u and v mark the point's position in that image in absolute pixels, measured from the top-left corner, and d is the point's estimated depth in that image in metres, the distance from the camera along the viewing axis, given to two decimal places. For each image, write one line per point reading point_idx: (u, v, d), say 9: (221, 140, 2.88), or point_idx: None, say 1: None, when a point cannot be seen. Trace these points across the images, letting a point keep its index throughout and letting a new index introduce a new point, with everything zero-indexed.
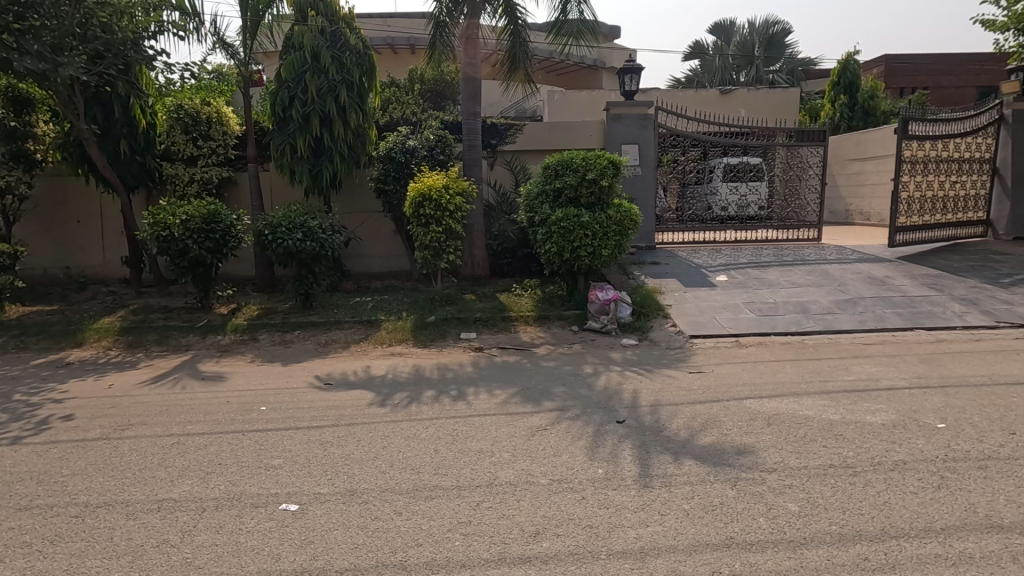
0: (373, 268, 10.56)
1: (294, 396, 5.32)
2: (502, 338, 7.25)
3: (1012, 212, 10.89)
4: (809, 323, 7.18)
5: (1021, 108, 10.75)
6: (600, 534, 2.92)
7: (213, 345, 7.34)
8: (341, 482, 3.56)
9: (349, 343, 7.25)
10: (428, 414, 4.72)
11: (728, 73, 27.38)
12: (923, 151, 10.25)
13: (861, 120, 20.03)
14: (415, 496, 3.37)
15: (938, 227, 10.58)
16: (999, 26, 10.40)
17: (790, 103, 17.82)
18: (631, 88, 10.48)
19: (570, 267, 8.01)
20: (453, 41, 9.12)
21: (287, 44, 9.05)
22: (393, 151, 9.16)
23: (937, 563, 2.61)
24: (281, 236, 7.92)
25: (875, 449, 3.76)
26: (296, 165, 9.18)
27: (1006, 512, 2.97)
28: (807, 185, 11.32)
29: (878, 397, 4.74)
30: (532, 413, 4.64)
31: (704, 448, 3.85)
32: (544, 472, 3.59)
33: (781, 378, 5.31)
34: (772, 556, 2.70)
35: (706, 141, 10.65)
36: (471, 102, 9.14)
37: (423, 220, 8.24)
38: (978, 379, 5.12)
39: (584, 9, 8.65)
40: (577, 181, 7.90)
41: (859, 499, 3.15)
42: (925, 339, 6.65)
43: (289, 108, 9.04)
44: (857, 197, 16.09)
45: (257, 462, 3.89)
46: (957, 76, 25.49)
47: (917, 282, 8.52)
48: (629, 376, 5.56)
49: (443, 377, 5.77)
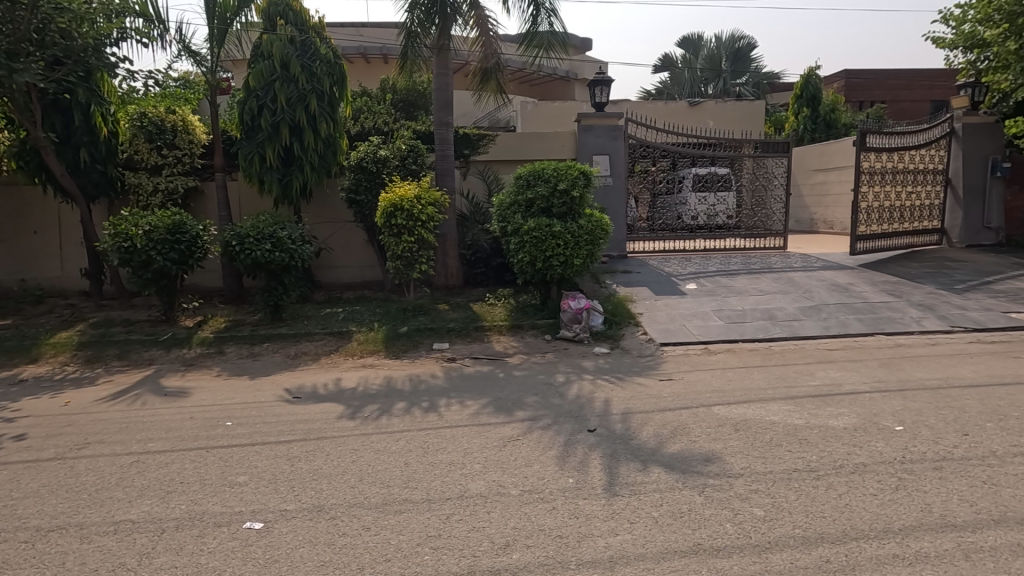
0: (344, 278, 10.44)
1: (261, 410, 5.21)
2: (474, 347, 7.24)
3: (964, 221, 11.38)
4: (775, 329, 7.35)
5: (970, 122, 11.30)
6: (570, 544, 2.93)
7: (178, 359, 7.15)
8: (309, 497, 3.49)
9: (319, 355, 7.14)
10: (399, 426, 4.67)
11: (697, 85, 28.11)
12: (880, 162, 10.65)
13: (824, 131, 20.74)
14: (384, 510, 3.33)
15: (896, 235, 11.00)
16: (946, 43, 10.92)
17: (756, 115, 18.26)
18: (602, 100, 10.64)
19: (543, 277, 8.06)
20: (424, 52, 9.05)
21: (256, 53, 8.95)
22: (364, 160, 9.09)
23: (895, 564, 2.69)
24: (249, 247, 7.77)
25: (837, 452, 3.86)
26: (265, 175, 9.06)
27: (959, 512, 3.08)
28: (773, 195, 11.61)
29: (841, 402, 4.87)
30: (503, 424, 4.63)
31: (673, 456, 3.90)
32: (515, 483, 3.59)
33: (749, 385, 5.41)
34: (738, 561, 2.74)
35: (675, 152, 10.86)
36: (444, 112, 9.16)
37: (395, 230, 8.20)
38: (934, 382, 5.31)
39: (554, 22, 8.79)
40: (548, 192, 7.97)
41: (821, 502, 3.24)
42: (885, 344, 6.88)
43: (258, 117, 8.93)
44: (821, 207, 16.59)
45: (222, 479, 3.79)
46: (914, 90, 26.58)
47: (878, 289, 8.81)
48: (601, 384, 5.61)
49: (415, 389, 5.71)
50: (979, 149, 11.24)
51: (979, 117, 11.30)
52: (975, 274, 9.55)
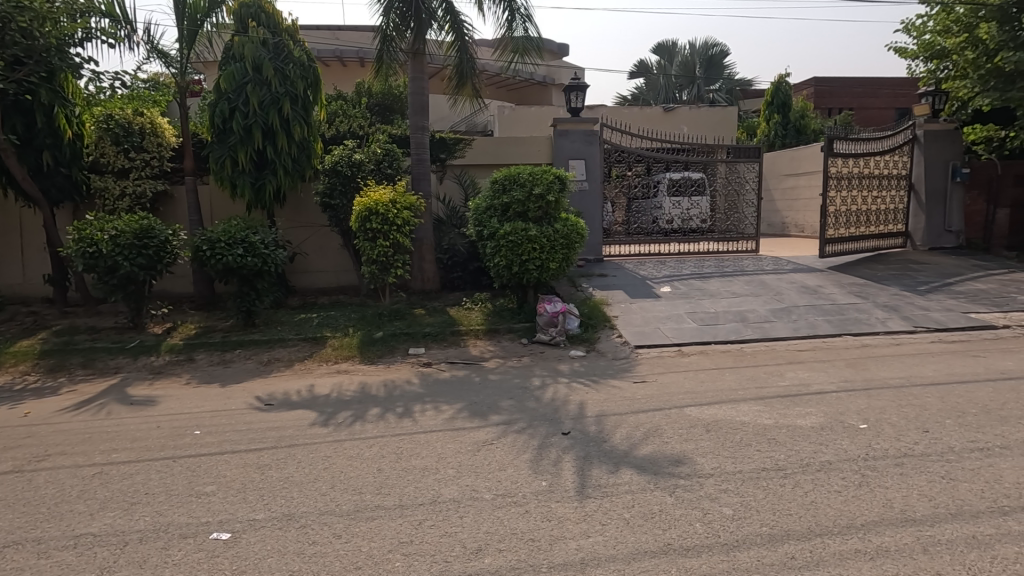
0: (319, 283, 10.31)
1: (231, 418, 5.11)
2: (451, 352, 7.21)
3: (927, 225, 11.75)
4: (747, 331, 7.49)
5: (931, 129, 11.63)
6: (542, 547, 2.94)
7: (145, 367, 6.97)
8: (278, 506, 3.44)
9: (293, 361, 7.05)
10: (373, 432, 4.63)
11: (672, 92, 28.60)
12: (847, 167, 10.94)
13: (794, 137, 21.28)
14: (356, 517, 3.30)
15: (863, 238, 11.32)
16: (909, 53, 11.32)
17: (728, 121, 18.60)
18: (577, 105, 10.74)
19: (519, 280, 8.08)
20: (400, 56, 9.00)
21: (227, 55, 8.82)
22: (339, 164, 9.02)
23: (857, 558, 2.76)
24: (220, 252, 7.62)
25: (805, 451, 3.95)
26: (237, 178, 8.91)
27: (919, 507, 3.18)
28: (745, 200, 11.82)
29: (809, 401, 4.98)
30: (477, 428, 4.63)
31: (645, 457, 3.95)
32: (488, 487, 3.59)
33: (720, 386, 5.50)
34: (707, 560, 2.78)
35: (649, 157, 10.99)
36: (419, 116, 9.14)
37: (370, 234, 8.13)
38: (897, 381, 5.48)
39: (529, 27, 8.84)
40: (524, 197, 8.00)
41: (788, 501, 3.30)
42: (852, 344, 7.06)
43: (230, 120, 8.80)
44: (792, 211, 16.97)
45: (188, 489, 3.70)
46: (881, 98, 27.42)
47: (846, 291, 9.05)
48: (576, 387, 5.64)
49: (390, 394, 5.67)
50: (939, 155, 11.61)
51: (940, 124, 11.65)
52: (936, 276, 9.87)
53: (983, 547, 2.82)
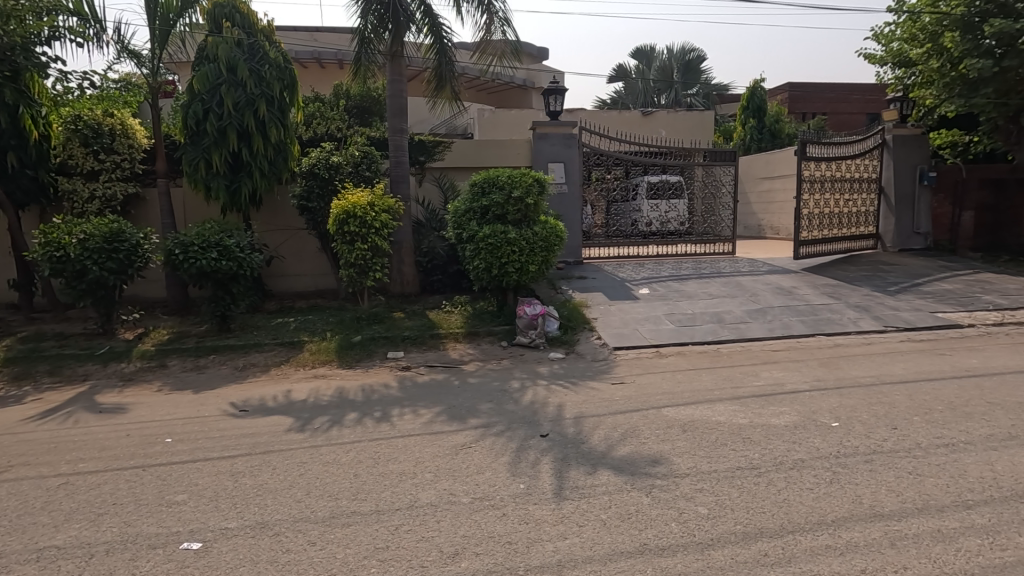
0: (297, 287, 10.19)
1: (204, 425, 5.01)
2: (430, 355, 7.18)
3: (896, 227, 12.07)
4: (723, 332, 7.59)
5: (899, 134, 11.96)
6: (519, 550, 2.93)
7: (115, 374, 6.80)
8: (252, 514, 3.38)
9: (269, 366, 6.94)
10: (350, 437, 4.58)
11: (650, 96, 28.95)
12: (820, 171, 11.19)
13: (769, 142, 21.71)
14: (331, 523, 3.26)
15: (836, 240, 11.58)
16: (877, 59, 11.59)
17: (706, 125, 18.85)
18: (556, 109, 10.79)
19: (498, 283, 8.07)
20: (378, 58, 8.98)
21: (201, 56, 8.67)
22: (316, 167, 8.93)
23: (827, 554, 2.81)
24: (193, 256, 7.47)
25: (778, 450, 4.01)
26: (211, 181, 8.77)
27: (887, 502, 3.26)
28: (722, 203, 11.97)
29: (783, 401, 5.06)
30: (455, 431, 4.61)
31: (622, 458, 3.98)
32: (466, 491, 3.57)
33: (697, 387, 5.56)
34: (682, 559, 2.81)
35: (627, 161, 11.07)
36: (398, 119, 9.10)
37: (348, 237, 8.06)
38: (868, 380, 5.60)
39: (507, 31, 8.85)
40: (503, 199, 8.01)
41: (762, 499, 3.35)
42: (825, 344, 7.21)
43: (204, 122, 8.65)
44: (768, 213, 17.27)
45: (159, 499, 3.62)
46: (853, 103, 28.09)
47: (819, 292, 9.23)
48: (555, 390, 5.65)
49: (368, 399, 5.62)
50: (907, 159, 11.95)
51: (907, 129, 11.99)
52: (906, 277, 10.13)
53: (948, 539, 2.90)
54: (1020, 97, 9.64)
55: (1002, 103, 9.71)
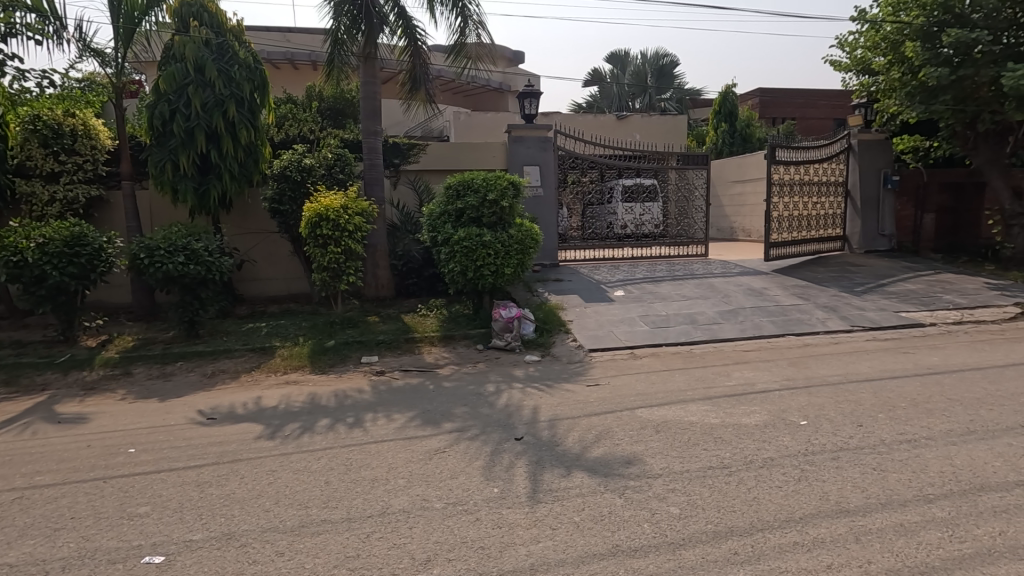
0: (268, 291, 10.00)
1: (169, 434, 4.87)
2: (405, 359, 7.12)
3: (862, 229, 12.39)
4: (696, 333, 7.70)
5: (864, 138, 12.29)
6: (492, 554, 2.91)
7: (76, 383, 6.57)
8: (217, 525, 3.29)
9: (239, 372, 6.79)
10: (321, 444, 4.50)
11: (625, 101, 29.41)
12: (788, 174, 11.45)
13: (741, 145, 22.13)
14: (300, 532, 3.19)
15: (805, 242, 11.86)
16: (843, 67, 11.91)
17: (679, 129, 19.15)
18: (531, 112, 10.84)
19: (474, 286, 8.04)
20: (351, 59, 8.86)
21: (167, 55, 8.46)
22: (288, 169, 8.78)
23: (795, 551, 2.86)
24: (159, 260, 7.26)
25: (749, 449, 4.07)
26: (178, 183, 8.56)
27: (852, 498, 3.33)
28: (694, 206, 12.15)
29: (754, 400, 5.14)
30: (429, 436, 4.57)
31: (596, 459, 3.99)
32: (439, 496, 3.54)
33: (670, 388, 5.62)
34: (654, 560, 2.82)
35: (602, 163, 11.18)
36: (372, 121, 9.00)
37: (320, 241, 7.93)
38: (835, 379, 5.72)
39: (482, 34, 8.85)
40: (478, 202, 8.01)
41: (732, 497, 3.39)
42: (795, 344, 7.36)
43: (170, 122, 8.44)
44: (739, 216, 17.61)
45: (120, 512, 3.49)
46: (821, 108, 28.88)
47: (789, 293, 9.42)
48: (530, 392, 5.65)
49: (340, 404, 5.53)
50: (872, 164, 12.28)
51: (872, 134, 12.33)
52: (872, 278, 10.42)
53: (910, 534, 2.97)
54: (975, 104, 9.98)
55: (960, 110, 10.06)
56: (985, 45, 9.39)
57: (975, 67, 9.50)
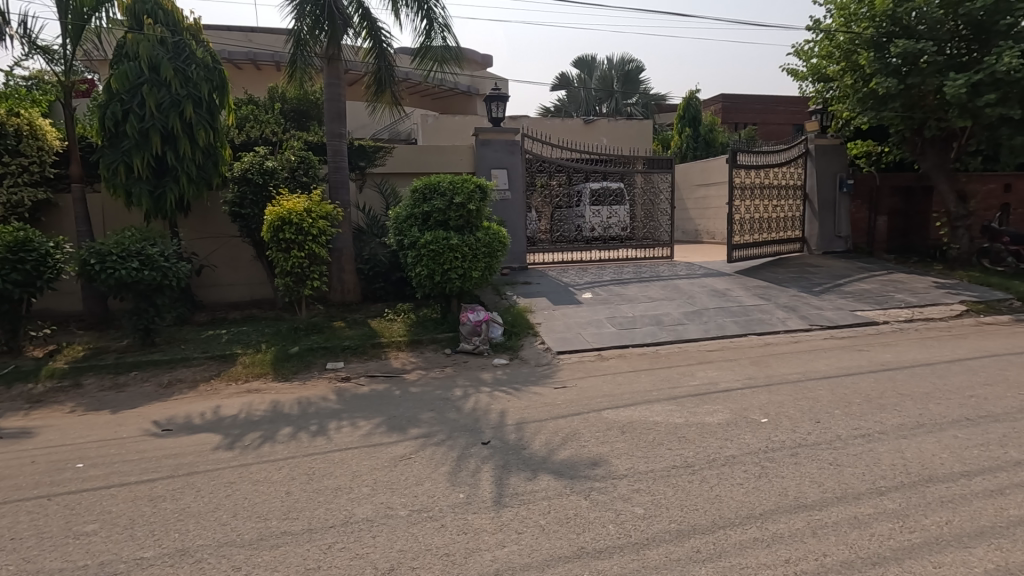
0: (229, 297, 9.73)
1: (121, 447, 4.67)
2: (371, 365, 7.00)
3: (820, 231, 12.82)
4: (662, 334, 7.81)
5: (821, 144, 12.72)
6: (456, 561, 2.88)
7: (21, 396, 6.25)
8: (171, 541, 3.17)
9: (197, 381, 6.56)
10: (283, 453, 4.38)
11: (592, 105, 29.84)
12: (749, 178, 11.73)
13: (704, 150, 22.67)
14: (259, 546, 3.10)
15: (766, 244, 12.20)
16: (800, 75, 12.29)
17: (644, 133, 19.47)
18: (498, 115, 10.82)
19: (442, 290, 8.00)
20: (315, 61, 8.71)
21: (120, 53, 8.15)
22: (249, 172, 8.56)
23: (754, 547, 2.92)
24: (111, 266, 6.95)
25: (711, 447, 4.15)
26: (132, 186, 8.28)
27: (810, 493, 3.42)
28: (660, 209, 12.34)
29: (718, 399, 5.25)
30: (395, 442, 4.50)
31: (562, 462, 3.99)
32: (404, 504, 3.48)
33: (637, 388, 5.68)
34: (618, 561, 2.84)
35: (569, 167, 11.25)
36: (336, 123, 8.85)
37: (283, 245, 7.74)
38: (794, 377, 5.88)
39: (447, 37, 8.81)
40: (445, 205, 7.95)
41: (695, 496, 3.45)
42: (756, 343, 7.54)
43: (123, 123, 8.14)
44: (704, 219, 18.01)
45: (64, 531, 3.32)
46: (780, 114, 29.84)
47: (751, 294, 9.66)
48: (498, 396, 5.62)
49: (303, 412, 5.41)
50: (828, 168, 12.72)
51: (828, 139, 12.76)
52: (830, 278, 10.78)
53: (863, 526, 3.06)
54: (923, 111, 10.45)
55: (908, 117, 10.50)
56: (930, 55, 9.80)
57: (921, 76, 9.92)
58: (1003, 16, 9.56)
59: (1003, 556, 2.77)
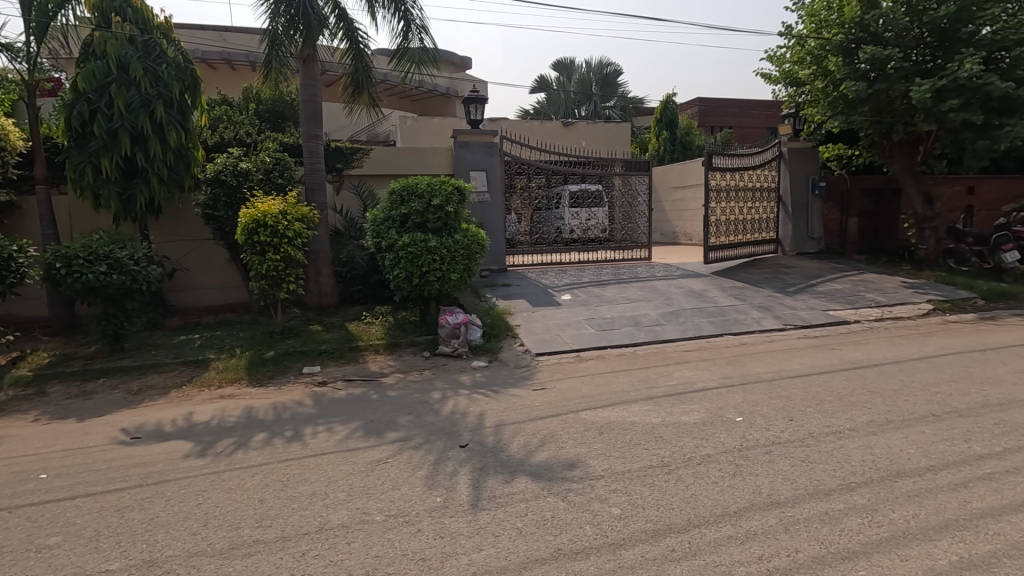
0: (203, 301, 9.53)
1: (88, 456, 4.54)
2: (348, 369, 6.92)
3: (793, 232, 13.08)
4: (640, 335, 7.87)
5: (794, 147, 12.98)
6: (432, 566, 2.86)
7: None
8: (139, 552, 3.08)
9: (169, 387, 6.41)
10: (256, 460, 4.30)
11: (571, 108, 30.00)
12: (725, 180, 11.91)
13: (681, 153, 23.00)
14: (230, 555, 3.03)
15: (741, 245, 12.40)
16: (773, 79, 12.53)
17: (623, 136, 19.59)
18: (477, 117, 10.80)
19: (420, 292, 7.95)
20: (290, 62, 8.59)
21: (87, 51, 7.93)
22: (222, 173, 8.39)
23: (728, 544, 2.95)
24: (78, 270, 6.73)
25: (688, 446, 4.19)
26: (100, 188, 8.07)
27: (783, 490, 3.48)
28: (638, 212, 12.42)
29: (694, 399, 5.31)
30: (372, 446, 4.46)
31: (540, 464, 3.99)
32: (380, 509, 3.45)
33: (615, 389, 5.71)
34: (595, 561, 2.84)
35: (548, 169, 11.32)
36: (312, 124, 8.74)
37: (257, 247, 7.61)
38: (769, 375, 5.98)
39: (425, 39, 8.77)
40: (422, 207, 7.91)
41: (671, 495, 3.48)
42: (732, 343, 7.64)
43: (90, 123, 7.93)
44: (681, 221, 18.23)
45: (25, 544, 3.21)
46: (754, 118, 30.44)
47: (727, 294, 9.80)
48: (476, 399, 5.60)
49: (279, 417, 5.32)
50: (801, 171, 12.99)
51: (801, 143, 13.03)
52: (803, 279, 11.00)
53: (833, 521, 3.12)
54: (891, 116, 10.74)
55: (877, 120, 10.77)
56: (897, 61, 10.11)
57: (889, 82, 10.22)
58: (965, 25, 9.89)
59: (966, 548, 2.85)
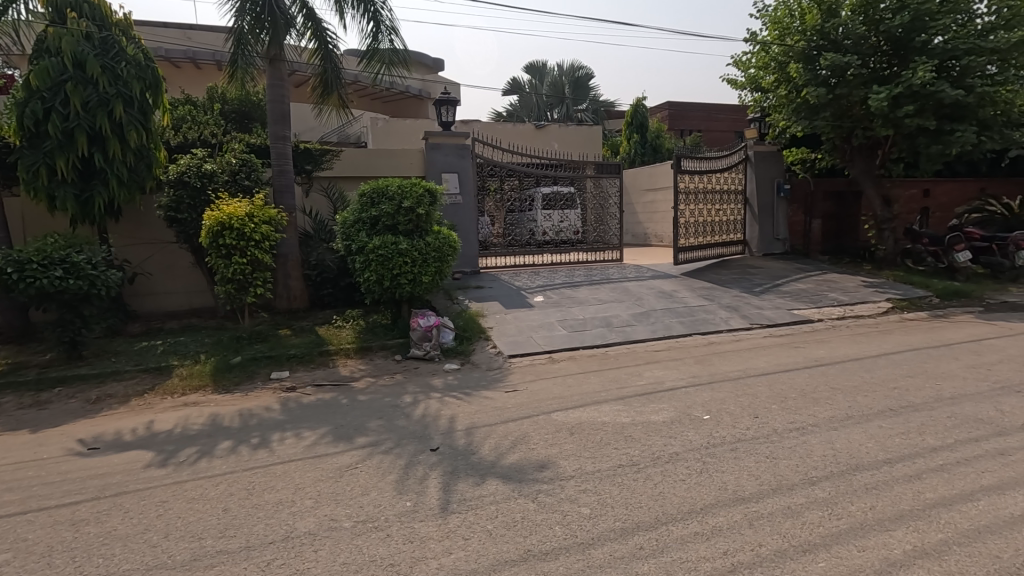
0: (166, 305, 9.28)
1: (41, 469, 4.36)
2: (318, 374, 6.81)
3: (760, 234, 13.45)
4: (611, 335, 7.95)
5: (759, 150, 13.31)
6: (401, 571, 2.83)
7: None
8: (94, 567, 2.97)
9: (129, 395, 6.21)
10: (221, 469, 4.19)
11: (543, 111, 30.20)
12: (694, 183, 12.14)
13: (651, 156, 23.35)
14: (191, 567, 2.95)
15: (709, 246, 12.66)
16: (739, 84, 12.81)
17: (594, 139, 19.78)
18: (448, 119, 10.75)
19: (391, 295, 7.87)
20: (257, 62, 8.42)
21: (40, 48, 7.64)
22: (186, 175, 8.18)
23: (695, 540, 3.00)
24: (31, 275, 6.46)
25: (656, 445, 4.24)
26: (55, 189, 7.78)
27: (747, 486, 3.55)
28: (610, 213, 12.54)
29: (663, 398, 5.38)
30: (341, 452, 4.39)
31: (511, 466, 3.99)
32: (349, 515, 3.40)
33: (586, 390, 5.76)
34: (564, 562, 2.86)
35: (520, 171, 11.36)
36: (280, 125, 8.58)
37: (223, 251, 7.44)
38: (736, 374, 6.11)
39: (395, 40, 8.72)
40: (393, 209, 7.85)
41: (640, 493, 3.52)
42: (700, 343, 7.77)
43: (44, 122, 7.63)
44: (652, 223, 18.50)
45: None
46: (723, 122, 31.12)
47: (696, 295, 9.98)
48: (448, 402, 5.57)
49: (245, 424, 5.20)
50: (766, 174, 13.35)
51: (766, 146, 13.38)
52: (769, 279, 11.28)
53: (795, 515, 3.20)
54: (850, 121, 11.09)
55: (838, 125, 11.11)
56: (856, 68, 10.43)
57: (849, 88, 10.55)
58: (919, 34, 10.28)
59: (919, 537, 2.96)
